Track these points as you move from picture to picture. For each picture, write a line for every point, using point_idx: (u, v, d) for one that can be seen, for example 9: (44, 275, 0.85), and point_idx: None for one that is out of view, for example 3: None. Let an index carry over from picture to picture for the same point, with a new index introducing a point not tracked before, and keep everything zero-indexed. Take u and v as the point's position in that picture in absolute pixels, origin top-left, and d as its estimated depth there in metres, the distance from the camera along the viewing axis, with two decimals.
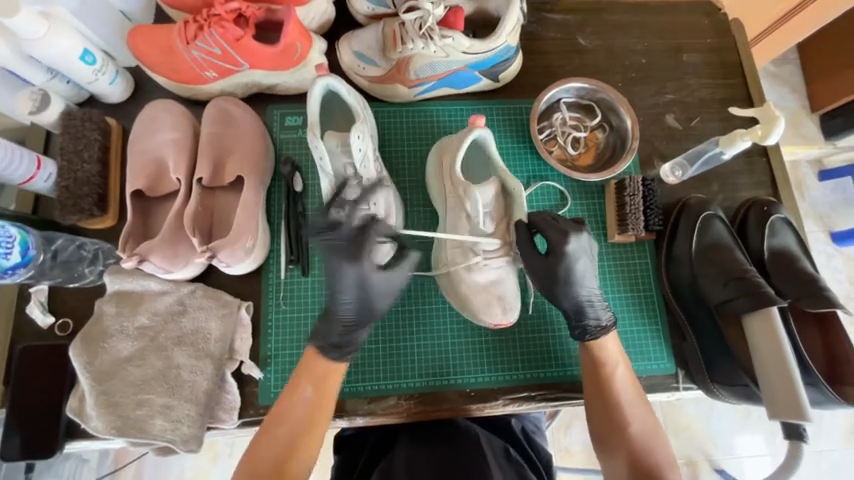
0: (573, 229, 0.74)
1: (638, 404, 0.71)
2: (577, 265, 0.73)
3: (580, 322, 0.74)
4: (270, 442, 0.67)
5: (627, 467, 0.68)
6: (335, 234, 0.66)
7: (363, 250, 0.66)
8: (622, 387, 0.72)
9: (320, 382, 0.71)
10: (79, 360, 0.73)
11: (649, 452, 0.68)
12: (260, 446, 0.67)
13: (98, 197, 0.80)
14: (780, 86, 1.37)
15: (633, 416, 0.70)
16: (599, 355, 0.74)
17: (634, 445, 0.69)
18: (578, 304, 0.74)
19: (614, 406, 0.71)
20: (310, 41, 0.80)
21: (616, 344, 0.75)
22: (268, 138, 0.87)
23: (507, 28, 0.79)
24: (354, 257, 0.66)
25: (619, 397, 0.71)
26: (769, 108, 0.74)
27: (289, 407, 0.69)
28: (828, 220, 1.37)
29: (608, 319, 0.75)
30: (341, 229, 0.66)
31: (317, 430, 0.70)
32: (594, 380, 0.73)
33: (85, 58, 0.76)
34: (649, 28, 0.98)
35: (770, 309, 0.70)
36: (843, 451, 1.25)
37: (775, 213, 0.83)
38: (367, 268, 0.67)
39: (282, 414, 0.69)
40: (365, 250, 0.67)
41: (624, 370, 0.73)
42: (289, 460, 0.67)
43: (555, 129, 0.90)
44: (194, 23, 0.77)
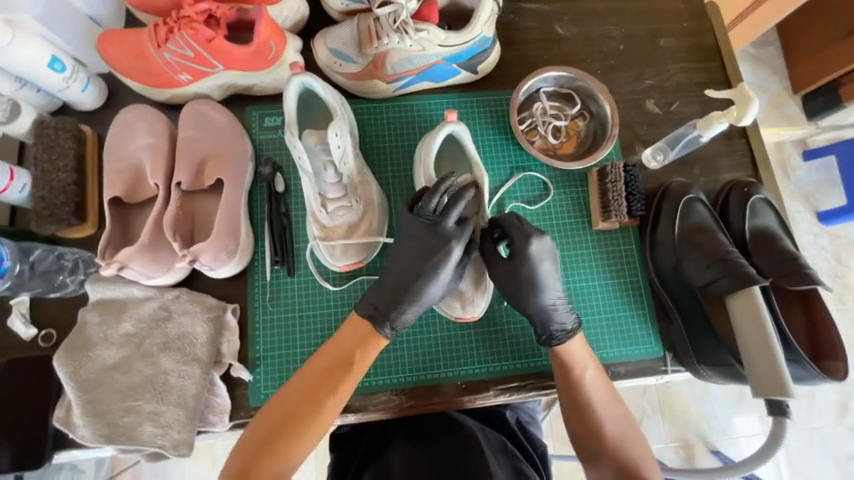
0: (537, 231, 0.73)
1: (612, 404, 0.72)
2: (542, 268, 0.73)
3: (545, 328, 0.75)
4: (290, 397, 0.67)
5: (611, 467, 0.68)
6: (431, 224, 0.69)
7: (448, 239, 0.69)
8: (592, 389, 0.72)
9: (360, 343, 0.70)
10: (64, 370, 0.72)
11: (627, 452, 0.69)
12: (282, 398, 0.67)
13: (76, 205, 0.79)
14: (761, 69, 1.38)
15: (606, 415, 0.71)
16: (568, 360, 0.73)
17: (610, 445, 0.69)
18: (542, 309, 0.74)
19: (588, 410, 0.71)
20: (283, 39, 0.79)
21: (584, 346, 0.75)
22: (247, 139, 0.86)
23: (481, 19, 0.78)
24: (443, 244, 0.69)
25: (590, 399, 0.71)
26: (742, 89, 0.75)
27: (317, 369, 0.69)
28: (814, 200, 1.38)
29: (573, 323, 0.75)
30: (442, 227, 0.68)
31: (342, 392, 0.68)
32: (567, 384, 0.73)
33: (53, 66, 0.75)
34: (626, 14, 0.98)
35: (752, 289, 0.70)
36: (835, 426, 1.27)
37: (755, 193, 0.84)
38: (455, 252, 0.70)
39: (308, 373, 0.69)
40: (450, 238, 0.69)
41: (593, 372, 0.73)
42: (304, 418, 0.66)
43: (536, 119, 0.90)
44: (165, 26, 0.76)
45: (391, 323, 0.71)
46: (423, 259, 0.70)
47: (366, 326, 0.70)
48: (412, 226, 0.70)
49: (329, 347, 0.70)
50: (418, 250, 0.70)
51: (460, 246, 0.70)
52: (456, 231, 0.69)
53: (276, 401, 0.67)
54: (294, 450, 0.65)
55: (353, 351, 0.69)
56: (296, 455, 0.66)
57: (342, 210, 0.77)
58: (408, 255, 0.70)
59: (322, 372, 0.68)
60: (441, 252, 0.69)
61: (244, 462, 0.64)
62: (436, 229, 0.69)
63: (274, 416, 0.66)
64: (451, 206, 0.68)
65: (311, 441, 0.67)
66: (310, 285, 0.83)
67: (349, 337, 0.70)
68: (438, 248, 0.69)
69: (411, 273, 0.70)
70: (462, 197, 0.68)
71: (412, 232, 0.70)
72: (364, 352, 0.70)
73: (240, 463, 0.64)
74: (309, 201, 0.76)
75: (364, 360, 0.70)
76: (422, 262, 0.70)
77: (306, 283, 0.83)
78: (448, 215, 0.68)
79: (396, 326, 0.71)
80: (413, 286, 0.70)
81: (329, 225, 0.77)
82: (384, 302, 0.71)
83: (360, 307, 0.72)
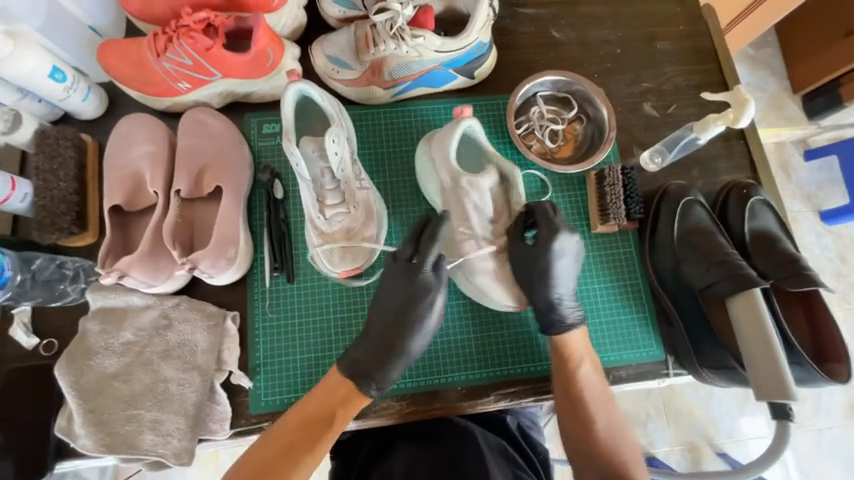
0: (566, 227, 0.75)
1: (603, 400, 0.73)
2: (558, 263, 0.75)
3: (547, 316, 0.76)
4: (268, 450, 0.67)
5: (598, 462, 0.70)
6: (411, 269, 0.70)
7: (427, 292, 0.70)
8: (589, 383, 0.73)
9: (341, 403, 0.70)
10: (65, 379, 0.73)
11: (616, 450, 0.70)
12: (257, 453, 0.67)
13: (76, 214, 0.80)
14: (761, 70, 1.38)
15: (597, 412, 0.72)
16: (567, 351, 0.75)
17: (600, 438, 0.71)
18: (551, 301, 0.75)
19: (581, 402, 0.72)
20: (281, 46, 0.80)
21: (583, 339, 0.76)
22: (246, 146, 0.86)
23: (477, 25, 0.79)
24: (423, 294, 0.70)
25: (584, 396, 0.72)
26: (738, 92, 0.75)
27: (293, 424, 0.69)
28: (815, 199, 1.38)
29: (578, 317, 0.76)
30: (420, 272, 0.69)
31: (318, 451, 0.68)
32: (562, 377, 0.74)
33: (54, 76, 0.75)
34: (623, 17, 0.98)
35: (752, 291, 0.70)
36: (842, 427, 1.26)
37: (754, 195, 0.83)
38: (434, 302, 0.71)
39: (285, 428, 0.69)
40: (430, 292, 0.70)
41: (590, 369, 0.74)
42: (279, 473, 0.66)
43: (533, 123, 0.90)
44: (164, 36, 0.77)
45: (380, 384, 0.71)
46: (403, 318, 0.70)
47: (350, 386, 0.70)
48: (399, 274, 0.70)
49: (309, 401, 0.70)
50: (401, 303, 0.70)
51: (441, 292, 0.71)
52: (435, 279, 0.71)
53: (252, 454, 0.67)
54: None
55: (334, 408, 0.70)
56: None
57: (340, 216, 0.78)
58: (387, 314, 0.71)
59: (300, 428, 0.69)
60: (420, 308, 0.70)
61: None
62: (416, 275, 0.70)
63: (250, 468, 0.66)
64: (426, 249, 0.68)
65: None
66: (309, 291, 0.83)
67: (330, 394, 0.70)
68: (418, 306, 0.70)
69: (397, 326, 0.70)
70: (438, 235, 0.69)
71: (396, 283, 0.71)
72: (345, 411, 0.70)
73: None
74: (307, 208, 0.76)
75: (345, 418, 0.70)
76: (403, 321, 0.70)
77: (305, 289, 0.83)
78: (433, 268, 0.70)
79: (383, 386, 0.72)
80: (396, 343, 0.71)
81: (328, 231, 0.77)
82: (369, 361, 0.71)
83: (344, 364, 0.72)
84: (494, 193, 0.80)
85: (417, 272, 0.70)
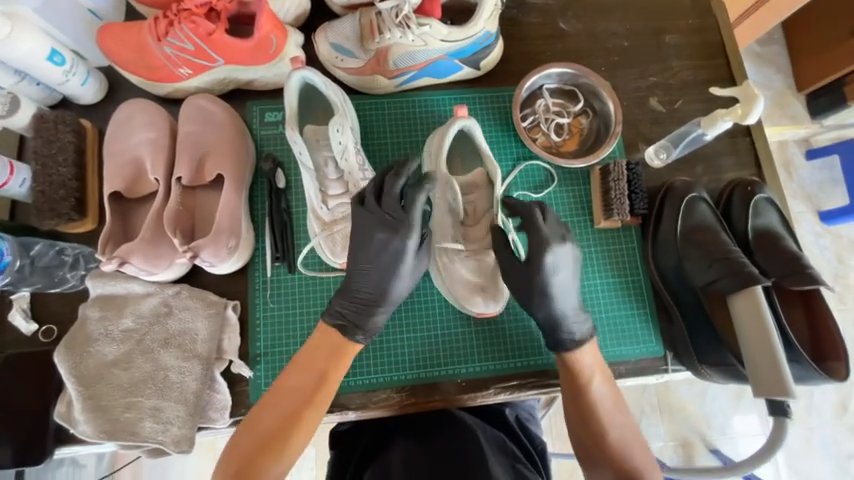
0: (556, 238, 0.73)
1: (616, 410, 0.72)
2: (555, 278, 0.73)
3: (554, 335, 0.75)
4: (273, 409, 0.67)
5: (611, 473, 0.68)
6: (378, 209, 0.69)
7: (402, 228, 0.68)
8: (601, 397, 0.72)
9: (335, 353, 0.69)
10: (65, 365, 0.72)
11: (625, 452, 0.69)
12: (255, 423, 0.66)
13: (76, 200, 0.79)
14: (767, 67, 1.37)
15: (610, 420, 0.71)
16: (577, 366, 0.74)
17: (613, 452, 0.69)
18: (552, 317, 0.74)
19: (593, 416, 0.71)
20: (285, 33, 0.78)
21: (594, 355, 0.75)
22: (248, 135, 0.85)
23: (484, 14, 0.78)
24: (394, 233, 0.69)
25: (597, 406, 0.71)
26: (748, 87, 0.74)
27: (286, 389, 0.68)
28: (816, 199, 1.38)
29: (585, 332, 0.75)
30: (384, 205, 0.69)
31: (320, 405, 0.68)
32: (573, 390, 0.73)
33: (53, 58, 0.74)
34: (631, 10, 0.97)
35: (754, 288, 0.70)
36: (834, 426, 1.27)
37: (759, 192, 0.83)
38: (408, 245, 0.69)
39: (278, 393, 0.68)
40: (403, 231, 0.69)
41: (602, 383, 0.73)
42: (282, 438, 0.65)
43: (538, 116, 0.89)
44: (165, 19, 0.76)
45: (363, 330, 0.71)
46: (379, 260, 0.70)
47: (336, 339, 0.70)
48: (370, 215, 0.69)
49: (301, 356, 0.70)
50: (373, 244, 0.69)
51: (413, 233, 0.69)
52: (406, 218, 0.68)
53: (254, 420, 0.66)
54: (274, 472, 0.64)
55: (325, 363, 0.69)
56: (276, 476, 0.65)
57: (343, 207, 0.77)
58: (359, 259, 0.71)
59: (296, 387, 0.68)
60: (395, 246, 0.69)
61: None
62: (382, 211, 0.69)
63: (251, 440, 0.65)
64: (387, 182, 0.69)
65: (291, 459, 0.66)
66: (311, 282, 0.82)
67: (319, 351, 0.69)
68: (390, 246, 0.69)
69: (373, 267, 0.70)
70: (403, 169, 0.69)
71: (365, 226, 0.69)
72: (336, 365, 0.69)
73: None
74: (310, 198, 0.76)
75: (338, 371, 0.70)
76: (379, 260, 0.70)
77: (307, 280, 0.83)
78: (412, 205, 0.68)
79: (368, 332, 0.71)
80: (375, 288, 0.70)
81: (330, 222, 0.77)
82: (353, 310, 0.71)
83: (326, 317, 0.71)
84: (478, 199, 0.81)
85: (384, 211, 0.69)
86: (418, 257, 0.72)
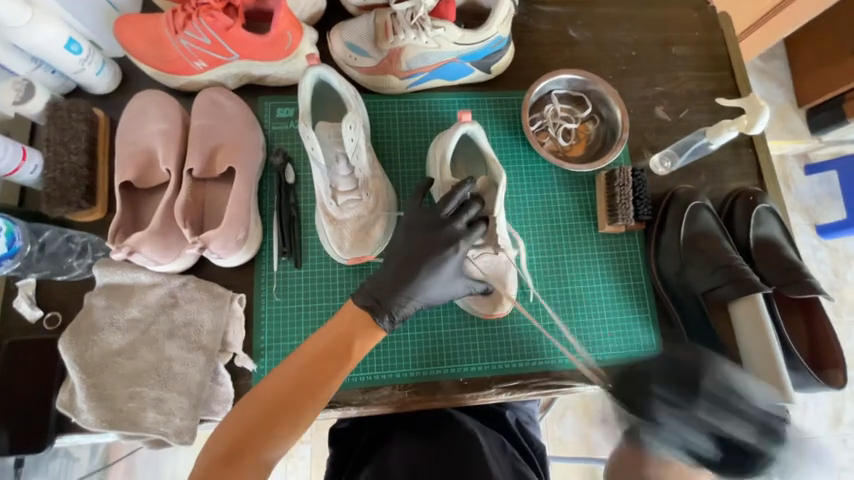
0: None
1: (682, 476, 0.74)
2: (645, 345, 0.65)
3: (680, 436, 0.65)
4: (281, 380, 0.62)
5: None
6: (436, 218, 0.68)
7: (455, 238, 0.67)
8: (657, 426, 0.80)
9: (359, 332, 0.66)
10: (69, 353, 0.72)
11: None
12: (267, 387, 0.62)
13: (86, 189, 0.79)
14: (769, 81, 1.40)
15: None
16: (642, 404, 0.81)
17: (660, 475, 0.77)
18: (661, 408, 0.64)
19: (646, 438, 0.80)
20: (300, 31, 0.79)
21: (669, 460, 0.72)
22: (260, 129, 0.86)
23: (498, 18, 0.79)
24: (450, 245, 0.67)
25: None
26: (754, 98, 0.76)
27: (304, 360, 0.64)
28: (814, 213, 1.40)
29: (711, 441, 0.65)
30: (450, 226, 0.67)
31: (332, 383, 0.64)
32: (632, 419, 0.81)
33: (70, 47, 0.75)
34: (639, 21, 0.99)
35: (756, 296, 0.72)
36: (828, 438, 1.28)
37: (760, 202, 0.85)
38: (452, 259, 0.67)
39: (296, 363, 0.64)
40: (455, 239, 0.67)
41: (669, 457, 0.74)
42: (292, 410, 0.61)
43: (546, 121, 0.91)
44: (183, 13, 0.77)
45: (391, 314, 0.67)
46: (420, 259, 0.67)
47: (363, 317, 0.66)
48: (417, 220, 0.69)
49: (322, 333, 0.66)
50: (420, 245, 0.68)
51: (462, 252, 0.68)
52: (463, 232, 0.68)
53: (263, 386, 0.62)
54: (277, 443, 0.61)
55: (351, 339, 0.65)
56: (279, 448, 0.61)
57: (352, 203, 0.78)
58: (401, 258, 0.68)
59: (314, 358, 0.64)
60: (447, 250, 0.67)
61: (224, 450, 0.59)
62: (445, 228, 0.68)
63: (258, 407, 0.61)
64: (458, 209, 0.68)
65: (296, 434, 0.62)
66: (316, 277, 0.83)
67: (346, 326, 0.66)
68: (443, 251, 0.67)
69: (417, 264, 0.67)
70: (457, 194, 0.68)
71: (412, 232, 0.69)
72: (361, 342, 0.66)
73: (221, 450, 0.59)
74: (319, 193, 0.76)
75: (362, 350, 0.66)
76: (423, 260, 0.67)
77: (313, 275, 0.83)
78: (461, 217, 0.68)
79: (395, 317, 0.67)
80: (396, 277, 0.67)
81: (338, 218, 0.77)
82: (386, 293, 0.67)
83: (357, 296, 0.68)
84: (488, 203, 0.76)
85: (438, 220, 0.68)
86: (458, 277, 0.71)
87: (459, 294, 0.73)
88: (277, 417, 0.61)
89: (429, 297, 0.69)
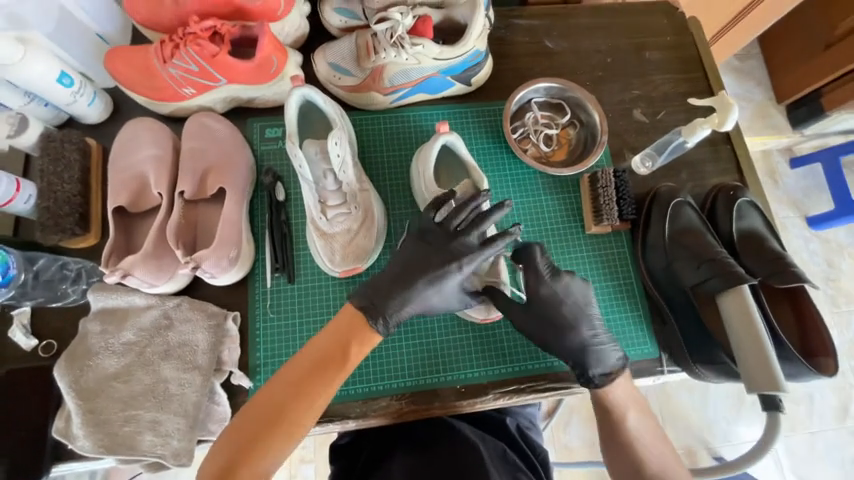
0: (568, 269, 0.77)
1: (655, 439, 0.73)
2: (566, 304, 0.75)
3: (583, 370, 0.74)
4: (279, 388, 0.63)
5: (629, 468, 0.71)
6: (441, 230, 0.70)
7: (460, 254, 0.68)
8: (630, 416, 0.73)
9: (356, 336, 0.66)
10: (65, 379, 0.73)
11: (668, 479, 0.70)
12: (266, 395, 0.63)
13: (80, 216, 0.81)
14: (746, 81, 1.44)
15: (647, 450, 0.72)
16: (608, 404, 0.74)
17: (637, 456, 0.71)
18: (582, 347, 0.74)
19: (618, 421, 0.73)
20: (285, 54, 0.82)
21: (624, 389, 0.74)
22: (249, 150, 0.88)
23: (473, 34, 0.82)
24: (452, 258, 0.68)
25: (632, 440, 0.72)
26: (723, 97, 0.79)
27: (300, 368, 0.64)
28: (802, 205, 1.42)
29: (614, 366, 0.74)
30: (465, 240, 0.69)
31: (330, 388, 0.64)
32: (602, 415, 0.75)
33: (62, 80, 0.77)
34: (612, 29, 1.02)
35: (741, 288, 0.71)
36: (836, 430, 1.28)
37: (741, 197, 0.86)
38: (457, 271, 0.68)
39: (294, 370, 0.64)
40: (464, 253, 0.69)
41: (636, 416, 0.74)
42: (290, 419, 0.62)
43: (528, 128, 0.94)
44: (171, 43, 0.80)
45: (385, 317, 0.67)
46: (421, 265, 0.69)
47: (358, 320, 0.67)
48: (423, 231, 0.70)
49: (319, 339, 0.66)
50: (418, 252, 0.69)
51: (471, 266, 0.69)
52: (473, 248, 0.69)
53: (262, 394, 0.63)
54: (276, 452, 0.61)
55: (348, 343, 0.65)
56: (278, 457, 0.61)
57: (341, 217, 0.80)
58: (403, 263, 0.69)
59: (312, 365, 0.64)
60: (449, 265, 0.68)
61: (224, 463, 0.60)
62: (450, 242, 0.69)
63: (257, 415, 0.61)
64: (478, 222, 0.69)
65: (294, 443, 0.63)
66: (310, 292, 0.84)
67: (341, 331, 0.66)
68: (445, 263, 0.68)
69: (418, 271, 0.68)
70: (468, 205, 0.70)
71: (416, 241, 0.70)
72: (357, 346, 0.66)
73: (223, 459, 0.60)
74: (309, 209, 0.78)
75: (359, 354, 0.66)
76: (425, 266, 0.68)
77: (306, 289, 0.84)
78: (472, 232, 0.69)
79: (390, 321, 0.67)
80: (388, 285, 0.68)
81: (328, 232, 0.79)
82: (381, 296, 0.67)
83: (352, 298, 0.68)
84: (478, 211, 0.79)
85: (446, 233, 0.70)
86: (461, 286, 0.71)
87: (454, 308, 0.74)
88: (277, 425, 0.61)
89: (428, 305, 0.70)
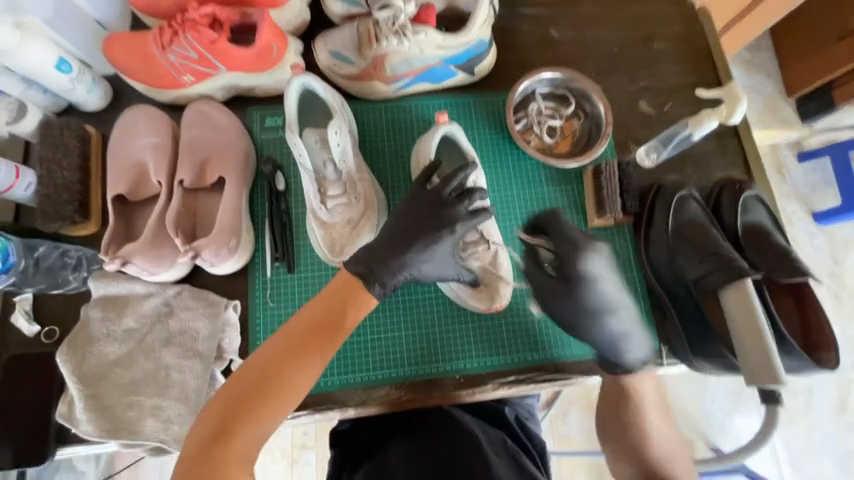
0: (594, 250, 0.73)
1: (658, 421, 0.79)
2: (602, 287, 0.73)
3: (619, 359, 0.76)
4: (273, 350, 0.61)
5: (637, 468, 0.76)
6: (432, 194, 0.69)
7: (453, 221, 0.68)
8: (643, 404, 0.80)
9: (352, 301, 0.65)
10: (66, 365, 0.73)
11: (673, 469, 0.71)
12: (259, 359, 0.60)
13: (80, 203, 0.81)
14: (756, 73, 1.41)
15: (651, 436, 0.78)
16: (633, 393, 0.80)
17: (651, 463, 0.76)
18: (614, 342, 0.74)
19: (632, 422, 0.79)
20: (285, 42, 0.81)
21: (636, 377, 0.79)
22: (249, 138, 0.87)
23: (477, 22, 0.81)
24: (444, 227, 0.68)
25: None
26: (733, 88, 0.81)
27: (295, 332, 0.62)
28: (809, 200, 1.40)
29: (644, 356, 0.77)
30: (452, 209, 0.68)
31: (325, 353, 0.63)
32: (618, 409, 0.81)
33: (60, 66, 0.77)
34: (619, 20, 1.00)
35: (744, 281, 0.69)
36: (836, 425, 1.27)
37: (747, 190, 0.85)
38: (450, 238, 0.68)
39: (288, 333, 0.62)
40: (455, 220, 0.68)
41: (648, 412, 0.79)
42: (283, 383, 0.60)
43: (531, 119, 0.92)
44: (169, 29, 0.78)
45: (382, 283, 0.66)
46: (415, 231, 0.68)
47: (354, 284, 0.66)
48: (419, 197, 0.69)
49: (315, 303, 0.65)
50: (414, 218, 0.68)
51: (460, 236, 0.69)
52: (464, 215, 0.69)
53: (256, 357, 0.61)
54: (271, 416, 0.59)
55: (344, 308, 0.64)
56: (273, 421, 0.59)
57: (341, 207, 0.79)
58: (398, 228, 0.68)
59: (308, 327, 0.63)
60: (442, 232, 0.68)
61: (216, 428, 0.57)
62: (442, 211, 0.68)
63: (250, 379, 0.59)
64: (470, 190, 0.70)
65: (289, 409, 0.61)
66: (310, 282, 0.84)
67: (337, 295, 0.65)
68: (441, 228, 0.68)
69: (414, 235, 0.67)
70: (456, 176, 0.69)
71: (408, 204, 0.69)
72: (353, 310, 0.65)
73: (213, 425, 0.57)
74: (309, 199, 0.78)
75: (355, 319, 0.65)
76: (419, 231, 0.68)
77: (306, 279, 0.84)
78: (461, 203, 0.69)
79: (387, 285, 0.67)
80: (380, 259, 0.66)
81: (328, 222, 0.79)
82: (377, 260, 0.66)
83: (348, 263, 0.67)
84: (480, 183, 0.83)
85: (437, 199, 0.69)
86: (450, 255, 0.71)
87: (446, 277, 0.73)
88: (271, 389, 0.59)
89: (419, 271, 0.69)
